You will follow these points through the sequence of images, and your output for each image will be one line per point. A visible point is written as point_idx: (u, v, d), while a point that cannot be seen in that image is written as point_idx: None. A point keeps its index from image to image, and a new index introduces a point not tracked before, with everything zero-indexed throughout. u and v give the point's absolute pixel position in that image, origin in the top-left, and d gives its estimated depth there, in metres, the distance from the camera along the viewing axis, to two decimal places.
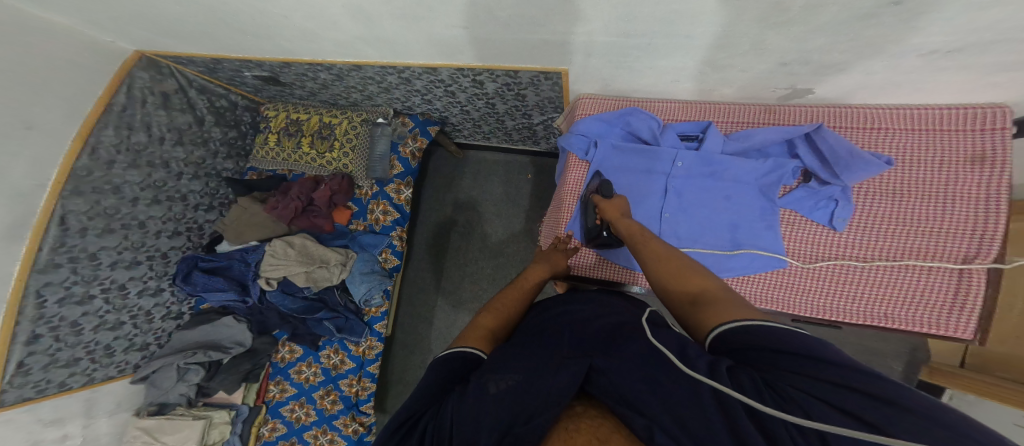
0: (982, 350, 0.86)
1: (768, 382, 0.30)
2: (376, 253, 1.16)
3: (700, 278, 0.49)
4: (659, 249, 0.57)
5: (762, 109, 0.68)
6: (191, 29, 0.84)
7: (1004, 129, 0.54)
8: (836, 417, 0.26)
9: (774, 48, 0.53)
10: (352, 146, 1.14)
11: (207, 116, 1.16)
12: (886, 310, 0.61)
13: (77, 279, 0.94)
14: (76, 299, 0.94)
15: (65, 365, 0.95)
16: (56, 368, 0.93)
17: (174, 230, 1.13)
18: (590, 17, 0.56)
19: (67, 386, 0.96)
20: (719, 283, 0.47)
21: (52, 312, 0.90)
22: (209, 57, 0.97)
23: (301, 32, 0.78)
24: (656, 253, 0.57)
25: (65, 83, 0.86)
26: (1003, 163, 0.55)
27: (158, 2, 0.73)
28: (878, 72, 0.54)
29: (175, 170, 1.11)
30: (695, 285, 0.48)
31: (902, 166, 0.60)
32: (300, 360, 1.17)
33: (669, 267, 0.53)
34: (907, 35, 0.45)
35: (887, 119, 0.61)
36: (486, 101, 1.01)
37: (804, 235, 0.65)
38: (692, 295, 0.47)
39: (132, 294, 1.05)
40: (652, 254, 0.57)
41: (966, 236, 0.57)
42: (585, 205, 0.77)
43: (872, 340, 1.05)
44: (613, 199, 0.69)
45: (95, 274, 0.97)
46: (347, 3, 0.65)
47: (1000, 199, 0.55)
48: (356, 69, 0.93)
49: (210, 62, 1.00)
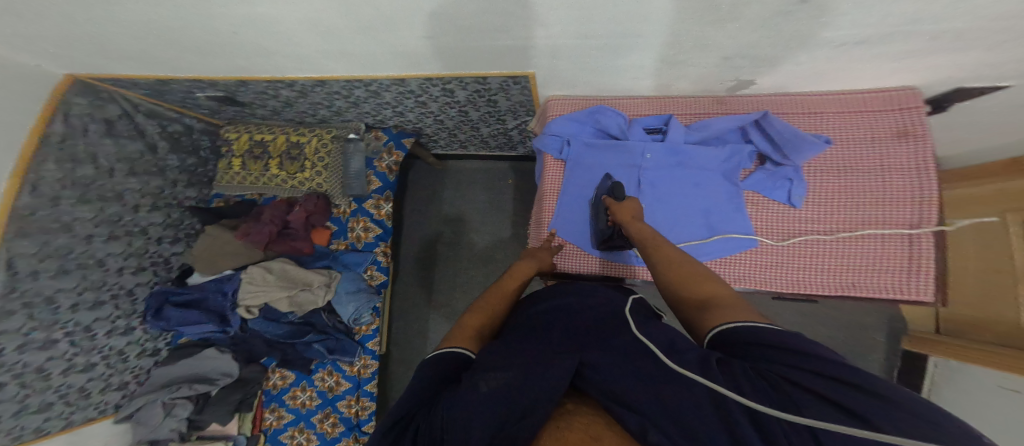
0: (954, 317, 1.04)
1: (766, 377, 0.33)
2: (361, 271, 1.22)
3: (708, 285, 0.50)
4: (666, 255, 0.58)
5: (713, 101, 0.78)
6: (128, 48, 0.79)
7: (919, 107, 0.67)
8: (826, 411, 0.29)
9: (715, 44, 0.61)
10: (324, 165, 1.17)
11: (160, 142, 1.16)
12: (855, 280, 0.69)
13: (36, 325, 0.90)
14: (38, 344, 0.90)
15: (38, 411, 0.92)
16: (29, 414, 0.91)
17: (138, 266, 1.12)
18: (549, 22, 0.58)
19: (44, 431, 0.95)
20: (728, 291, 0.47)
21: (13, 359, 0.86)
22: (154, 78, 0.94)
23: (257, 49, 0.76)
24: (664, 259, 0.57)
25: (9, 109, 0.82)
26: (924, 136, 0.67)
27: (91, 24, 0.69)
28: (803, 63, 0.65)
29: (130, 202, 1.10)
30: (707, 291, 0.49)
31: (844, 144, 0.72)
32: (294, 385, 1.17)
33: (678, 272, 0.54)
34: (818, 30, 0.55)
35: (825, 105, 0.73)
36: (459, 109, 1.04)
37: (769, 214, 0.74)
38: (701, 300, 0.48)
39: (99, 334, 1.02)
40: (657, 261, 0.58)
41: (912, 204, 0.67)
42: (595, 208, 0.78)
43: (850, 313, 1.24)
44: (625, 202, 0.70)
45: (56, 318, 0.93)
46: (303, 16, 0.62)
47: (930, 167, 0.66)
48: (321, 84, 0.92)
49: (155, 84, 0.99)
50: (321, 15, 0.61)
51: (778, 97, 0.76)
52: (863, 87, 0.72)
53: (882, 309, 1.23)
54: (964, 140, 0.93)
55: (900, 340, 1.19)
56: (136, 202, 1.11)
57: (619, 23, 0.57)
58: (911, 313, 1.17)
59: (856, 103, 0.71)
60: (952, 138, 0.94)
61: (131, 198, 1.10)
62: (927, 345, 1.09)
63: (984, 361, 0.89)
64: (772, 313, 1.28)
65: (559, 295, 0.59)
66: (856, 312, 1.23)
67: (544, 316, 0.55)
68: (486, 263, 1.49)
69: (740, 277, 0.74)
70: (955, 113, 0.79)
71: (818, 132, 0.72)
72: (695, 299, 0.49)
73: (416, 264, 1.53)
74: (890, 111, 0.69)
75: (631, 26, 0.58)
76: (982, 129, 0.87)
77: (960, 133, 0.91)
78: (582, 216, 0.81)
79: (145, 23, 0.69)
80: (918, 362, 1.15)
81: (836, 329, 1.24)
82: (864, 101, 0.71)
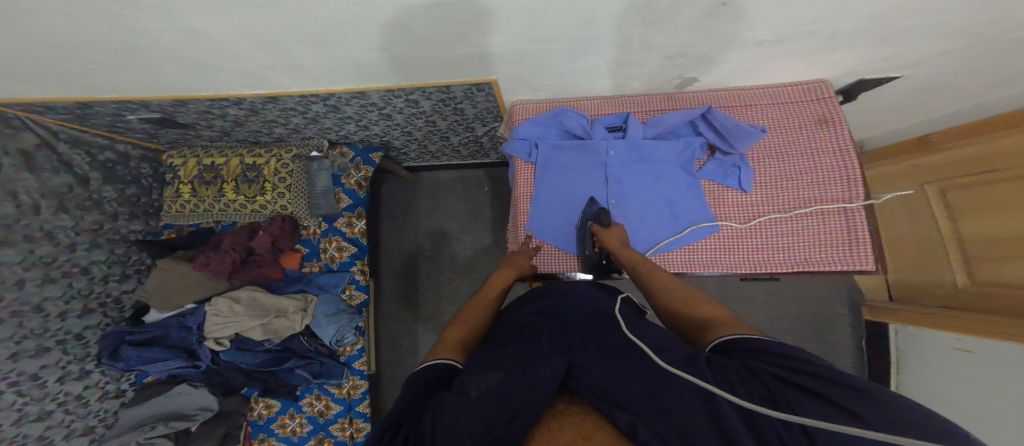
0: (903, 285, 1.17)
1: (762, 379, 0.36)
2: (339, 292, 1.18)
3: (709, 308, 0.55)
4: (665, 280, 0.64)
5: (665, 97, 0.83)
6: (39, 71, 0.71)
7: (831, 97, 0.78)
8: (822, 410, 0.32)
9: (659, 45, 0.65)
10: (287, 186, 1.12)
11: (91, 173, 1.06)
12: (805, 255, 0.74)
13: None
14: None
15: None
16: None
17: (84, 309, 1.04)
18: (504, 28, 0.59)
19: None
20: (726, 314, 0.52)
21: None
22: (72, 102, 0.84)
23: (196, 66, 0.70)
24: (664, 284, 0.63)
25: None
26: (840, 122, 0.77)
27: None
28: (734, 61, 0.71)
29: (64, 241, 1.01)
30: (708, 313, 0.54)
31: (778, 132, 0.79)
32: (281, 413, 1.14)
33: (679, 297, 0.59)
34: (742, 31, 0.60)
35: (758, 98, 0.80)
36: (426, 119, 1.03)
37: (724, 200, 0.80)
38: (703, 321, 0.53)
39: (49, 381, 0.96)
40: (656, 284, 0.64)
41: (841, 182, 0.74)
42: (580, 235, 0.81)
43: (812, 286, 1.34)
44: (612, 227, 0.75)
45: None
46: (241, 30, 0.59)
47: (849, 148, 0.75)
48: (273, 100, 0.87)
49: (76, 108, 0.88)
50: (261, 28, 0.58)
51: (718, 91, 0.82)
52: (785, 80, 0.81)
53: (841, 282, 1.34)
54: (877, 120, 1.07)
55: (861, 312, 1.31)
56: (70, 240, 1.02)
57: (573, 26, 0.59)
58: (866, 285, 1.29)
59: (783, 96, 0.80)
60: (866, 120, 1.07)
61: (64, 236, 1.01)
62: (884, 314, 1.21)
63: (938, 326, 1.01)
64: (745, 295, 1.37)
65: (544, 297, 0.61)
66: (818, 286, 1.34)
67: (530, 316, 0.56)
68: (469, 272, 1.49)
69: (704, 263, 0.79)
70: (864, 101, 0.91)
71: (754, 122, 0.79)
72: (698, 321, 0.54)
73: (398, 279, 1.51)
74: (810, 102, 0.79)
75: (585, 30, 0.60)
76: (885, 112, 1.00)
77: (874, 116, 1.03)
78: (556, 216, 0.84)
79: (53, 43, 0.61)
80: (876, 327, 1.25)
81: (803, 305, 1.34)
82: (789, 93, 0.80)
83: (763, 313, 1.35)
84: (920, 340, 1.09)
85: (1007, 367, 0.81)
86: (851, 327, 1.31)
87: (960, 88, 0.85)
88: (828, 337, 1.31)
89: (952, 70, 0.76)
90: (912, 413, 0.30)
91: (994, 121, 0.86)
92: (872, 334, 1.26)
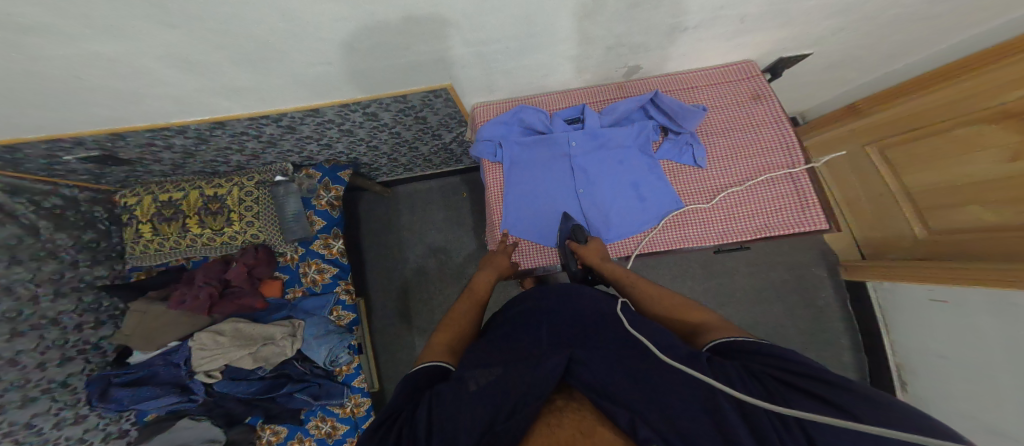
0: (872, 243, 1.21)
1: (760, 379, 0.38)
2: (326, 314, 1.16)
3: (697, 313, 0.57)
4: (651, 290, 0.65)
5: (615, 87, 0.86)
6: None
7: (759, 74, 0.82)
8: (818, 408, 0.34)
9: (596, 37, 0.66)
10: (254, 214, 1.10)
11: (39, 222, 1.01)
12: (765, 221, 0.77)
13: None
14: None
15: None
16: None
17: (64, 356, 1.02)
18: (443, 32, 0.59)
19: None
20: (714, 318, 0.55)
21: None
22: (5, 146, 0.81)
23: (132, 95, 0.68)
24: (651, 294, 0.64)
25: None
26: (771, 95, 0.81)
27: None
28: (667, 47, 0.74)
29: (25, 294, 0.97)
30: (697, 318, 0.56)
31: (719, 109, 0.82)
32: (289, 439, 1.11)
33: (668, 304, 0.61)
34: (665, 19, 0.63)
35: (694, 81, 0.84)
36: (389, 131, 1.03)
37: (682, 177, 0.82)
38: (694, 326, 0.55)
39: (45, 428, 0.95)
40: (644, 294, 0.65)
41: (783, 150, 0.78)
42: (561, 252, 0.81)
43: (792, 253, 1.38)
44: (590, 243, 0.76)
45: None
46: (170, 52, 0.57)
47: (784, 118, 0.79)
48: (220, 126, 0.86)
49: (10, 153, 0.84)
50: (190, 48, 0.57)
51: (660, 78, 0.86)
52: (718, 63, 0.86)
53: (816, 246, 1.38)
54: (813, 92, 1.13)
55: (839, 271, 1.34)
56: (31, 292, 0.98)
57: (510, 25, 0.60)
58: (838, 247, 1.34)
59: (718, 77, 0.84)
60: (804, 93, 1.13)
61: (24, 289, 0.97)
62: (859, 272, 1.25)
63: (906, 277, 1.05)
64: (730, 269, 1.40)
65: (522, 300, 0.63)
66: (797, 253, 1.38)
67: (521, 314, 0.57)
68: (457, 278, 1.48)
69: (675, 240, 0.80)
70: (790, 78, 0.98)
71: (697, 102, 0.82)
72: (690, 327, 0.55)
73: (388, 295, 1.50)
74: (742, 80, 0.83)
75: (524, 28, 0.61)
76: (816, 85, 1.07)
77: (813, 88, 1.09)
78: (525, 211, 0.85)
79: None
80: (855, 285, 1.30)
81: (785, 272, 1.38)
82: (722, 75, 0.84)
83: (749, 285, 1.38)
84: (896, 293, 1.13)
85: (989, 313, 0.83)
86: (833, 288, 1.34)
87: (880, 55, 0.91)
88: (815, 300, 1.35)
89: (861, 43, 0.82)
90: (914, 418, 0.31)
91: (902, 86, 0.94)
92: (854, 292, 1.30)
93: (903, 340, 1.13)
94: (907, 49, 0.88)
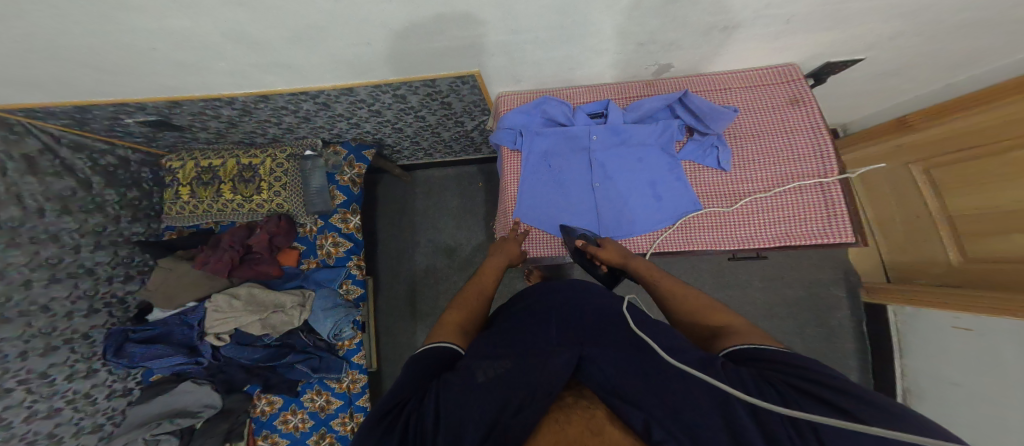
0: (900, 266, 1.18)
1: (774, 383, 0.38)
2: (336, 286, 1.21)
3: (719, 315, 0.57)
4: (672, 288, 0.66)
5: (643, 84, 0.86)
6: (33, 77, 0.73)
7: (800, 79, 0.80)
8: (825, 411, 0.34)
9: (629, 32, 0.66)
10: (282, 184, 1.15)
11: (93, 177, 1.10)
12: (788, 230, 0.76)
13: None
14: None
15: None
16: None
17: (90, 308, 1.08)
18: (478, 20, 0.60)
19: None
20: (735, 320, 0.54)
21: None
22: (72, 107, 0.87)
23: (183, 65, 0.71)
24: (672, 293, 0.65)
25: None
26: (810, 101, 0.79)
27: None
28: (703, 46, 0.73)
29: (69, 243, 1.04)
30: (718, 321, 0.56)
31: (752, 113, 0.81)
32: (283, 410, 1.17)
33: (688, 306, 0.62)
34: (704, 16, 0.62)
35: (728, 82, 0.83)
36: (415, 115, 1.05)
37: (703, 179, 0.82)
38: (714, 329, 0.55)
39: (57, 380, 1.00)
40: (667, 293, 0.66)
41: (817, 159, 0.76)
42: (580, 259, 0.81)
43: (811, 271, 1.35)
44: (607, 248, 0.76)
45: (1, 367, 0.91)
46: (227, 28, 0.60)
47: (823, 126, 0.77)
48: (264, 100, 0.90)
49: (74, 113, 0.91)
50: (245, 25, 0.60)
51: (693, 78, 0.85)
52: (757, 65, 0.84)
53: (837, 265, 1.34)
54: (856, 102, 1.10)
55: (859, 293, 1.31)
56: (75, 242, 1.05)
57: (546, 15, 0.60)
58: (862, 267, 1.30)
59: (755, 79, 0.83)
60: (845, 103, 1.10)
61: (69, 238, 1.04)
62: (883, 295, 1.21)
63: (937, 304, 1.01)
64: (742, 280, 1.38)
65: (534, 292, 0.64)
66: (816, 270, 1.35)
67: (530, 307, 0.59)
68: (465, 267, 1.51)
69: (690, 242, 0.81)
70: (834, 84, 0.94)
71: (728, 104, 0.81)
72: (710, 330, 0.55)
73: (398, 278, 1.54)
74: (781, 84, 0.81)
75: (559, 18, 0.61)
76: (857, 95, 1.03)
77: (853, 97, 1.05)
78: (540, 201, 0.86)
79: (44, 48, 0.63)
80: (873, 309, 1.26)
81: (800, 289, 1.35)
82: (761, 77, 0.82)
83: (759, 298, 1.36)
84: (918, 320, 1.10)
85: (1012, 342, 0.80)
86: (848, 310, 1.31)
87: (929, 67, 0.87)
88: (829, 319, 1.32)
89: (915, 51, 0.78)
90: (917, 424, 0.32)
91: (960, 101, 0.90)
92: (871, 315, 1.27)
93: (914, 366, 1.11)
94: (961, 62, 0.84)
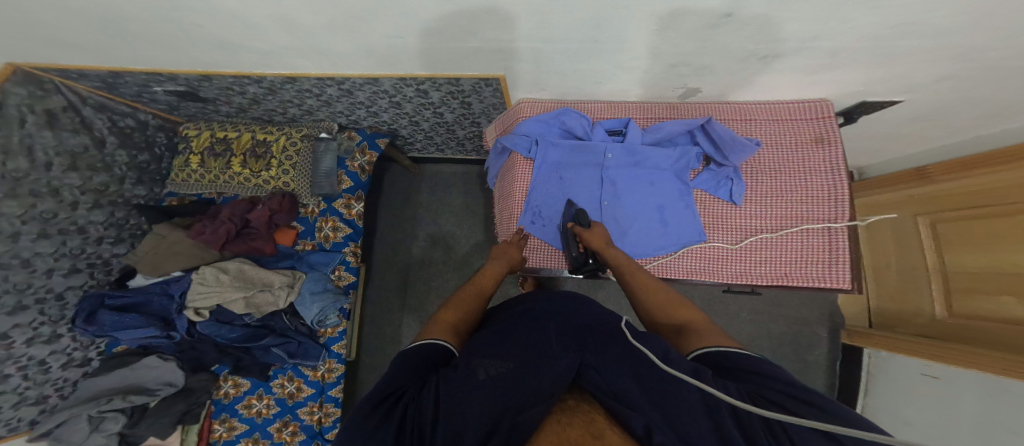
0: (883, 311, 1.20)
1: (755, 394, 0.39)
2: (328, 271, 1.20)
3: (683, 311, 0.59)
4: (647, 281, 0.68)
5: (666, 106, 0.87)
6: (72, 40, 0.72)
7: (830, 117, 0.80)
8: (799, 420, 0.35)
9: (665, 53, 0.67)
10: (292, 164, 1.15)
11: (108, 136, 1.09)
12: (787, 271, 0.78)
13: None
14: None
15: None
16: None
17: (72, 268, 1.05)
18: (521, 26, 0.61)
19: None
20: (700, 317, 0.57)
21: None
22: (105, 71, 0.87)
23: (222, 43, 0.71)
24: (645, 285, 0.67)
25: None
26: (835, 142, 0.79)
27: (41, 18, 0.64)
28: (737, 73, 0.74)
29: (69, 199, 1.03)
30: (684, 317, 0.58)
31: (771, 147, 0.82)
32: (249, 393, 1.16)
33: (660, 299, 0.63)
34: (745, 43, 0.63)
35: (754, 112, 0.84)
36: (434, 110, 1.05)
37: (712, 211, 0.83)
38: (680, 326, 0.57)
39: (16, 343, 0.95)
40: (643, 286, 0.67)
41: (830, 203, 0.77)
42: (563, 235, 0.84)
43: (799, 309, 1.36)
44: (593, 228, 0.79)
45: None
46: (275, 13, 0.61)
47: (842, 170, 0.77)
48: (291, 81, 0.89)
49: (106, 77, 0.90)
50: (292, 12, 0.60)
51: (720, 104, 0.86)
52: (786, 98, 0.84)
53: (824, 306, 1.36)
54: (877, 144, 1.11)
55: (840, 334, 1.32)
56: (75, 198, 1.04)
57: (585, 27, 0.60)
58: (848, 311, 1.31)
59: (783, 113, 0.83)
60: (864, 143, 1.11)
61: (69, 194, 1.03)
62: (860, 337, 1.23)
63: (908, 352, 1.03)
64: (731, 312, 1.39)
65: (532, 299, 0.63)
66: (805, 309, 1.36)
67: (524, 310, 0.60)
68: (459, 266, 1.51)
69: (690, 271, 0.83)
70: (865, 122, 0.95)
71: (751, 136, 0.83)
72: (677, 324, 0.57)
73: (391, 269, 1.53)
74: (809, 120, 0.82)
75: (595, 32, 0.62)
76: (875, 137, 1.05)
77: (870, 139, 1.07)
78: (547, 211, 0.87)
79: (87, 14, 0.63)
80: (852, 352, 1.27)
81: (785, 325, 1.36)
82: (790, 111, 0.83)
83: (745, 330, 1.37)
84: (891, 365, 1.12)
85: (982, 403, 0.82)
86: (828, 350, 1.32)
87: (953, 116, 0.88)
88: (807, 356, 1.33)
89: (945, 96, 0.79)
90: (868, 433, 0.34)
91: (970, 163, 0.92)
92: (847, 358, 1.28)
93: (876, 405, 1.15)
94: (992, 113, 0.85)
